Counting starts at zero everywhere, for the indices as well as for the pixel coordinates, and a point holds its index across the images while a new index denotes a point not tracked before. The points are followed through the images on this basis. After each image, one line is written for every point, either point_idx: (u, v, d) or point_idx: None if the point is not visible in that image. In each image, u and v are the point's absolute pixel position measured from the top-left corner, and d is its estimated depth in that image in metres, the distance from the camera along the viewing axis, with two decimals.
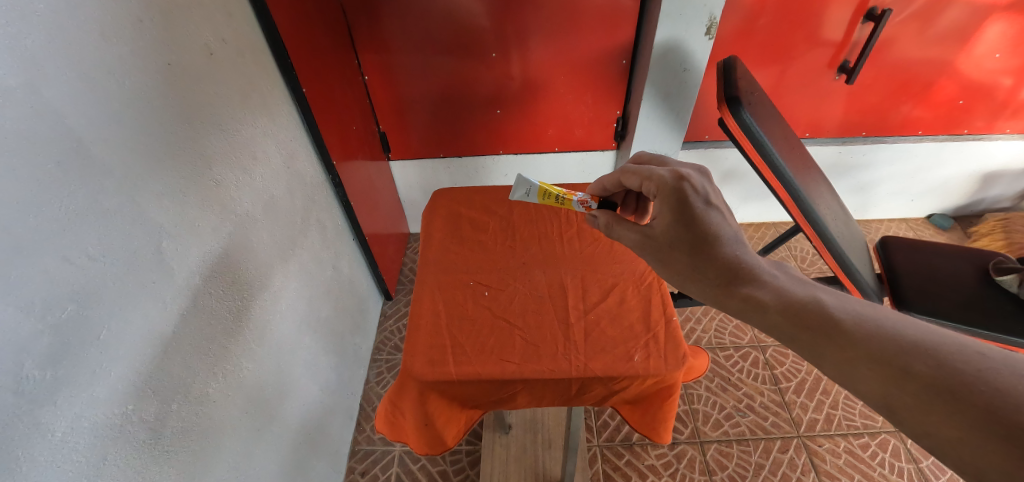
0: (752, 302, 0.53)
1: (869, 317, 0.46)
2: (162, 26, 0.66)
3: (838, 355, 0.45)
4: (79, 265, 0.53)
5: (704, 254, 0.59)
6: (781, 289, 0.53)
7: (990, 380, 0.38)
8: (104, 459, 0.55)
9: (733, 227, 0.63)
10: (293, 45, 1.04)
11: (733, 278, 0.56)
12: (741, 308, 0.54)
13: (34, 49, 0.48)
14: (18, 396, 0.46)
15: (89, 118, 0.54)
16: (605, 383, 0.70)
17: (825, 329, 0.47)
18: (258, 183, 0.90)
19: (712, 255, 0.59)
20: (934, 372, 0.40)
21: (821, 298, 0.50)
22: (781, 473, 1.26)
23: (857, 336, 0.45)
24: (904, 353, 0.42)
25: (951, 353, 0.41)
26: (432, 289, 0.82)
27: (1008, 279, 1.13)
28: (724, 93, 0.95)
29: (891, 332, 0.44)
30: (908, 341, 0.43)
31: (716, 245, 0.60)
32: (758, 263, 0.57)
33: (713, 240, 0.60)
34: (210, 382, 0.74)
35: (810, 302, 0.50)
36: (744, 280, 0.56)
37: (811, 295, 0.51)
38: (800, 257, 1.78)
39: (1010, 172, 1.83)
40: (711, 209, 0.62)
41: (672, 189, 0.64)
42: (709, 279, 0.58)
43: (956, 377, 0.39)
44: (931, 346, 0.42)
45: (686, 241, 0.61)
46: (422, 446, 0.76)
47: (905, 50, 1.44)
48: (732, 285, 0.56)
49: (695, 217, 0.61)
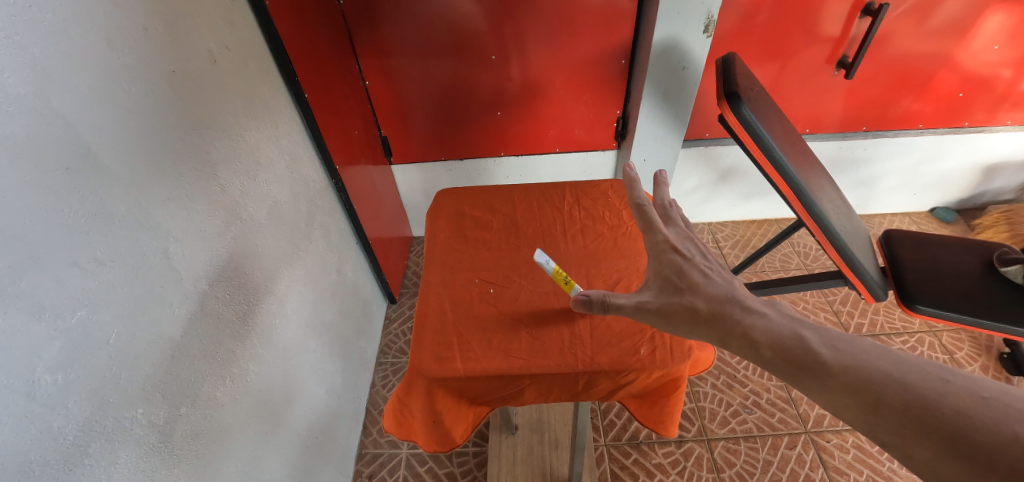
0: (746, 340, 0.53)
1: (846, 349, 0.49)
2: (167, 35, 0.67)
3: (818, 385, 0.47)
4: (88, 270, 0.53)
5: (692, 299, 0.60)
6: (768, 326, 0.53)
7: (951, 403, 0.40)
8: (115, 463, 0.56)
9: (725, 276, 0.64)
10: (294, 50, 1.05)
11: (728, 316, 0.57)
12: (739, 347, 0.54)
13: (44, 59, 0.49)
14: (29, 399, 0.47)
15: (100, 127, 0.55)
16: (610, 377, 0.70)
17: (807, 363, 0.48)
18: (262, 188, 0.91)
19: (700, 301, 0.59)
20: (903, 398, 0.42)
21: (805, 336, 0.51)
22: (790, 470, 1.26)
23: (834, 366, 0.47)
24: (876, 380, 0.44)
25: (917, 379, 0.43)
26: (437, 287, 0.82)
27: (1013, 269, 1.12)
28: (724, 90, 0.96)
29: (863, 361, 0.47)
30: (878, 370, 0.45)
31: (708, 289, 0.61)
32: (745, 301, 0.58)
33: (699, 289, 0.61)
34: (218, 388, 0.74)
35: (795, 338, 0.51)
36: (735, 319, 0.56)
37: (794, 332, 0.52)
38: (803, 252, 1.77)
39: (1012, 164, 1.82)
40: (692, 263, 0.65)
41: (657, 250, 0.68)
42: (706, 319, 0.58)
43: (922, 402, 0.41)
44: (900, 373, 0.44)
45: (678, 289, 0.62)
46: (430, 444, 0.76)
47: (903, 44, 1.45)
48: (727, 323, 0.56)
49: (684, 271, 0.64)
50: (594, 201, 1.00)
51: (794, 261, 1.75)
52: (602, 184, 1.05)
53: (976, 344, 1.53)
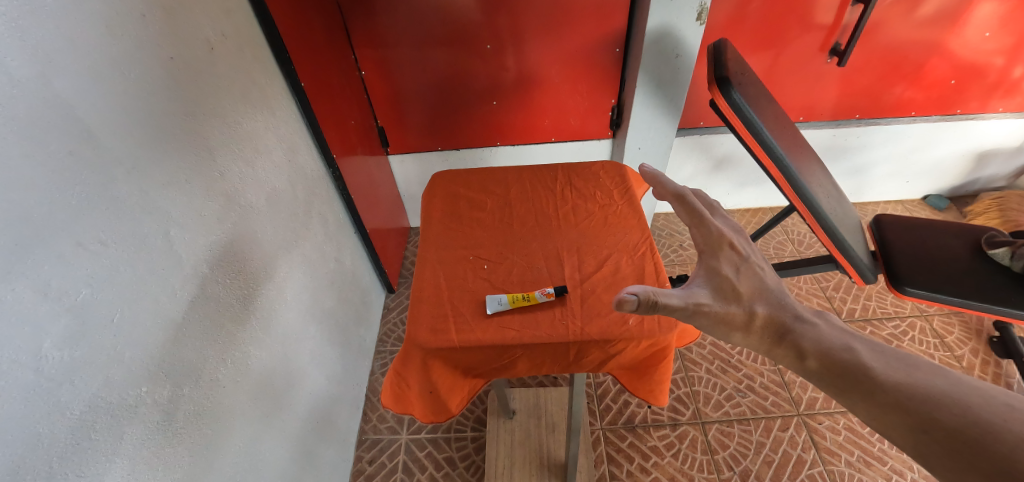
0: (796, 352, 0.54)
1: (900, 367, 0.50)
2: (165, 22, 0.68)
3: (867, 403, 0.48)
4: (92, 251, 0.55)
5: (749, 304, 0.57)
6: (819, 337, 0.54)
7: (1013, 431, 0.41)
8: (121, 439, 0.57)
9: (771, 275, 0.61)
10: (290, 39, 1.05)
11: (780, 326, 0.56)
12: (786, 358, 0.55)
13: (44, 43, 0.50)
14: (38, 374, 0.48)
15: (102, 111, 0.57)
16: (601, 347, 0.72)
17: (861, 379, 0.49)
18: (260, 175, 0.92)
19: (757, 306, 0.57)
20: (960, 422, 0.43)
21: (856, 349, 0.53)
22: (782, 451, 1.28)
23: (888, 384, 0.48)
24: (935, 403, 0.46)
25: (980, 404, 0.44)
26: (432, 264, 0.84)
27: (1000, 252, 1.14)
28: (714, 74, 0.97)
29: (919, 381, 0.48)
30: (937, 393, 0.46)
31: (761, 294, 0.58)
32: (797, 309, 0.57)
33: (752, 293, 0.58)
34: (220, 368, 0.76)
35: (847, 352, 0.52)
36: (789, 329, 0.55)
37: (846, 345, 0.53)
38: (796, 240, 1.79)
39: (1004, 150, 1.84)
40: (745, 262, 0.60)
41: (711, 243, 0.61)
42: (758, 328, 0.56)
43: (982, 427, 0.42)
44: (959, 397, 0.45)
45: (733, 290, 0.57)
46: (426, 414, 0.78)
47: (895, 32, 1.46)
48: (779, 334, 0.55)
49: (738, 272, 0.59)
50: (586, 182, 1.02)
51: (788, 248, 1.77)
52: (594, 166, 1.06)
53: (966, 328, 1.55)
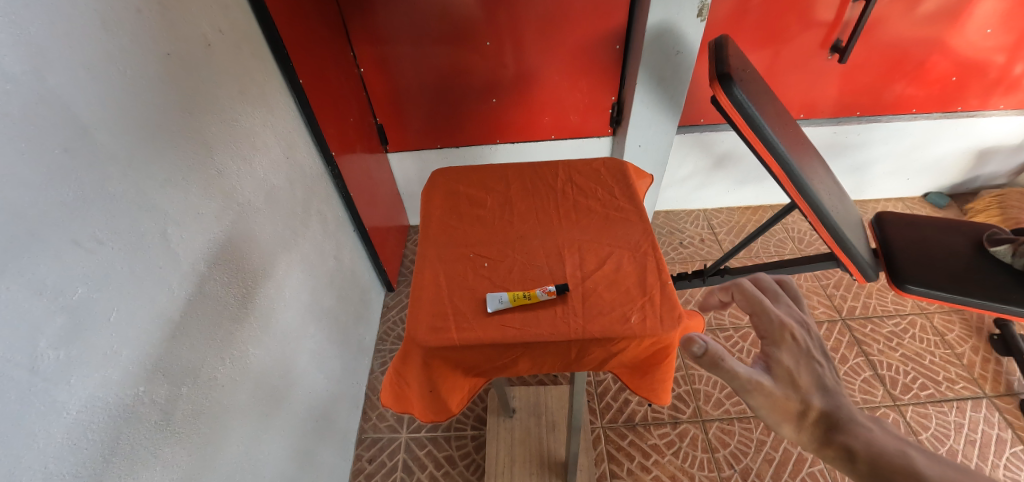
0: (841, 454, 0.43)
1: None
2: (161, 18, 0.67)
3: None
4: (89, 250, 0.54)
5: (797, 393, 0.48)
6: (875, 445, 0.42)
7: None
8: (118, 439, 0.57)
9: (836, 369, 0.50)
10: (288, 35, 1.04)
11: (829, 422, 0.46)
12: (833, 460, 0.44)
13: (38, 38, 0.49)
14: (33, 374, 0.48)
15: (97, 108, 0.56)
16: (602, 345, 0.72)
17: None
18: (258, 172, 0.91)
19: (808, 397, 0.48)
20: None
21: (916, 461, 0.39)
22: (783, 449, 1.28)
23: None
24: None
25: None
26: (432, 262, 0.83)
27: (1002, 250, 1.13)
28: (716, 71, 0.96)
29: None
30: None
31: (817, 386, 0.49)
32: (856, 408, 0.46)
33: (810, 385, 0.49)
34: (218, 367, 0.75)
35: (903, 462, 0.40)
36: (842, 428, 0.45)
37: (907, 458, 0.40)
38: (797, 238, 1.79)
39: (1005, 148, 1.84)
40: (806, 350, 0.51)
41: (768, 327, 0.53)
42: (805, 421, 0.47)
43: None
44: None
45: (786, 378, 0.49)
46: (427, 413, 0.78)
47: (896, 28, 1.45)
48: (826, 429, 0.45)
49: (795, 358, 0.51)
50: (587, 179, 1.01)
51: (788, 245, 1.77)
52: (595, 162, 1.05)
53: (967, 326, 1.55)
